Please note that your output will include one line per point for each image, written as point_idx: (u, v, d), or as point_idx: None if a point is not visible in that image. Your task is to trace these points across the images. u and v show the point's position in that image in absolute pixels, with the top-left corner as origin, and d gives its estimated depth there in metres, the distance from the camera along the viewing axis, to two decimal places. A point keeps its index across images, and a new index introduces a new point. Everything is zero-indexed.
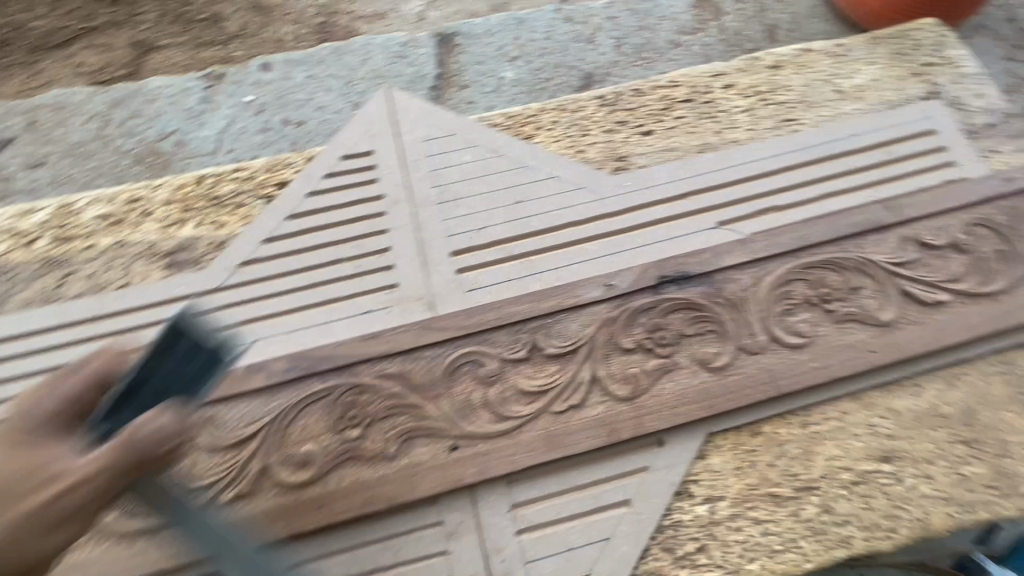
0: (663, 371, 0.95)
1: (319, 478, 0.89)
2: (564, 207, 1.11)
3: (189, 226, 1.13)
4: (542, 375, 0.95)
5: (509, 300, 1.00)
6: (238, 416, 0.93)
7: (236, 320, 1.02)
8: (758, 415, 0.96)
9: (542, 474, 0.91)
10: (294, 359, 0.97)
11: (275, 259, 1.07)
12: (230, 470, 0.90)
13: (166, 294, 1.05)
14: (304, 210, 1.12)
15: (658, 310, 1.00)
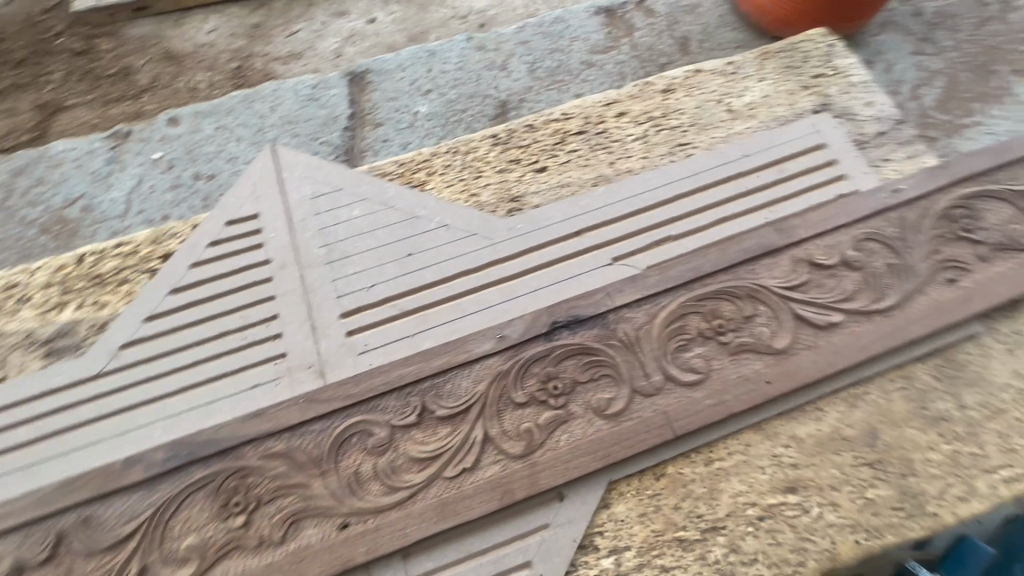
0: (557, 422, 0.93)
1: (202, 573, 0.86)
2: (455, 256, 1.08)
3: (68, 309, 1.09)
4: (433, 440, 0.92)
5: (399, 361, 0.97)
6: (117, 513, 0.90)
7: (115, 408, 0.97)
8: (658, 458, 0.94)
9: (438, 544, 0.88)
10: (174, 446, 0.93)
11: (157, 338, 1.04)
12: (111, 572, 0.87)
13: (41, 386, 1.00)
14: (187, 282, 1.08)
15: (551, 359, 0.97)
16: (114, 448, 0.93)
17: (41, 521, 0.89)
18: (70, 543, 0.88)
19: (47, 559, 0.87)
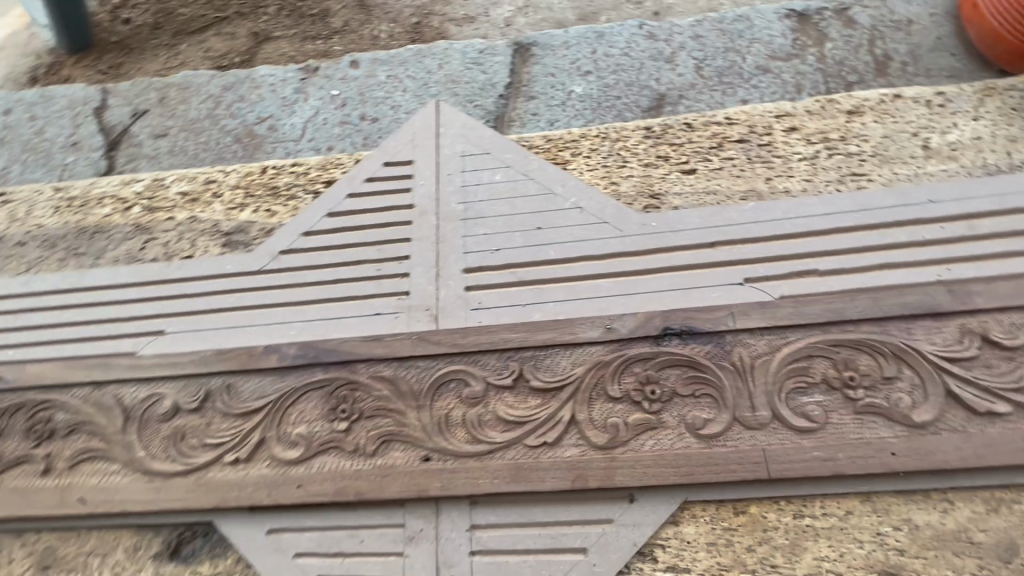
0: (645, 426, 0.92)
1: (305, 460, 0.98)
2: (582, 240, 1.09)
3: (248, 211, 1.27)
4: (522, 407, 0.95)
5: (507, 326, 1.02)
6: (252, 388, 1.04)
7: (267, 303, 1.13)
8: (744, 494, 0.89)
9: (505, 502, 0.92)
10: (304, 347, 1.06)
11: (309, 252, 1.18)
12: (237, 435, 1.01)
13: (218, 269, 1.19)
14: (342, 209, 1.21)
15: (655, 363, 0.95)
16: (259, 336, 1.09)
17: (197, 377, 1.07)
18: (214, 401, 1.05)
19: (195, 409, 1.04)
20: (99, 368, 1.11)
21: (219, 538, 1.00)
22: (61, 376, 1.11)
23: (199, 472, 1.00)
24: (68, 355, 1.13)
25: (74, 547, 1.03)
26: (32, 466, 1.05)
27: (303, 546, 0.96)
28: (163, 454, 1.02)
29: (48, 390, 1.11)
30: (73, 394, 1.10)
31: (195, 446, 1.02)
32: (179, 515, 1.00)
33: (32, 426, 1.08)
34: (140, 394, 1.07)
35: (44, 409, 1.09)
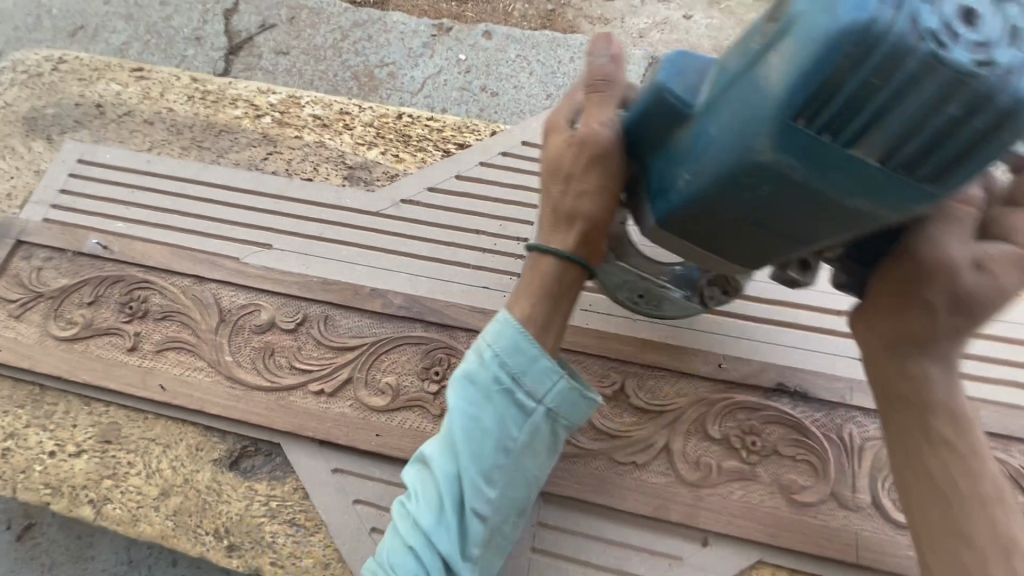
0: (739, 475, 0.90)
1: (388, 410, 0.97)
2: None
3: (376, 151, 1.26)
4: (617, 419, 0.94)
5: (617, 335, 0.99)
6: (350, 325, 1.04)
7: (378, 246, 1.13)
8: (823, 570, 0.86)
9: (578, 508, 0.91)
10: (410, 300, 1.05)
11: (429, 207, 1.17)
12: (327, 366, 1.01)
13: (337, 200, 1.19)
14: (471, 174, 1.20)
15: (761, 414, 0.93)
16: (366, 277, 1.09)
17: (298, 299, 1.07)
18: (310, 327, 1.04)
19: (290, 330, 1.04)
20: (205, 263, 1.11)
21: (281, 461, 1.00)
22: (165, 261, 1.12)
23: (281, 393, 1.00)
24: (176, 243, 1.14)
25: (139, 430, 1.04)
26: (119, 340, 1.06)
27: (363, 494, 0.95)
28: (250, 365, 1.02)
29: (150, 272, 1.12)
30: (174, 282, 1.10)
31: (283, 366, 1.02)
32: (251, 427, 1.00)
33: (127, 301, 1.09)
34: (238, 301, 1.08)
35: (142, 288, 1.10)
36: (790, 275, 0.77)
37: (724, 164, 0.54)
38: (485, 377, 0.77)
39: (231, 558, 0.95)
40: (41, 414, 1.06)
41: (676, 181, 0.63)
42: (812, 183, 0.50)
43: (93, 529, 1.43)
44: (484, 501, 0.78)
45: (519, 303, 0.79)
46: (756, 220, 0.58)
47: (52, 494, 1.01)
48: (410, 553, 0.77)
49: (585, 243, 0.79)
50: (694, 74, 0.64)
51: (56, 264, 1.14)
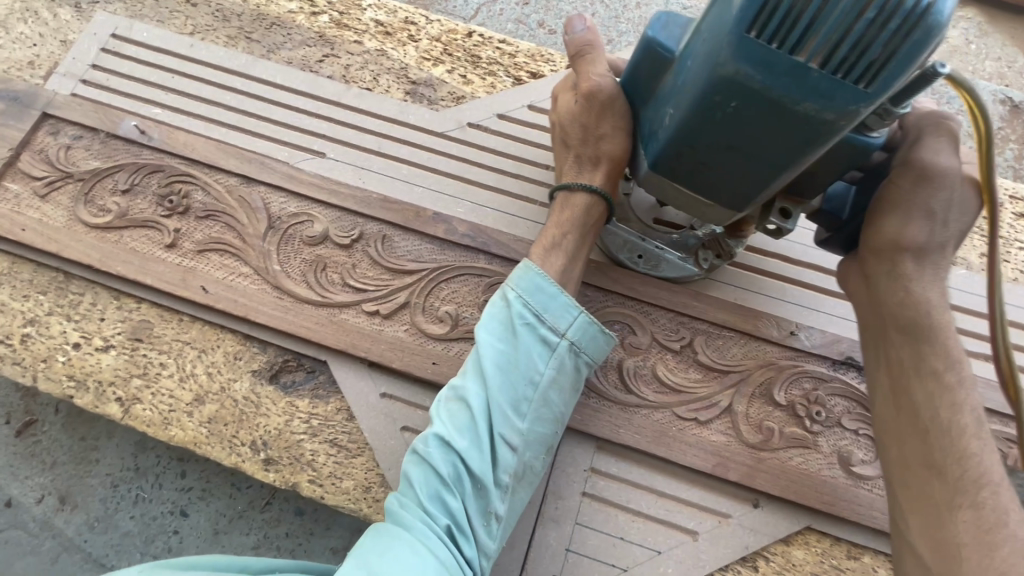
0: (799, 443, 0.89)
1: (445, 339, 0.93)
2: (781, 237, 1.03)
3: (442, 68, 1.17)
4: (682, 375, 0.92)
5: (688, 291, 0.96)
6: (409, 248, 0.98)
7: (441, 169, 1.06)
8: (869, 541, 0.86)
9: (633, 458, 0.90)
10: (475, 229, 1.00)
11: (498, 135, 1.10)
12: (383, 288, 0.95)
13: (399, 115, 1.11)
14: (544, 106, 1.12)
15: (827, 386, 0.92)
16: (428, 200, 1.03)
17: (354, 214, 1.01)
18: (366, 245, 0.98)
19: (345, 246, 0.98)
20: (254, 164, 1.03)
21: (326, 380, 0.96)
22: (210, 157, 1.03)
23: (332, 309, 0.95)
24: (221, 139, 1.05)
25: (173, 331, 0.97)
26: (157, 234, 0.99)
27: (412, 421, 0.91)
28: (300, 277, 0.96)
29: (192, 165, 1.03)
30: (218, 180, 1.02)
31: (335, 283, 0.96)
32: (296, 341, 0.95)
33: (166, 194, 1.01)
34: (289, 209, 1.00)
35: (183, 182, 1.02)
36: (771, 224, 0.77)
37: (696, 92, 0.61)
38: (516, 312, 0.79)
39: (268, 472, 0.91)
40: (65, 304, 0.99)
41: (661, 123, 0.69)
42: (773, 91, 0.56)
43: (99, 432, 1.38)
44: (514, 429, 0.75)
45: (550, 232, 0.87)
46: (733, 146, 0.63)
47: (75, 388, 0.95)
48: (443, 483, 0.71)
49: (608, 177, 0.87)
50: (674, 25, 0.69)
51: (86, 144, 1.04)
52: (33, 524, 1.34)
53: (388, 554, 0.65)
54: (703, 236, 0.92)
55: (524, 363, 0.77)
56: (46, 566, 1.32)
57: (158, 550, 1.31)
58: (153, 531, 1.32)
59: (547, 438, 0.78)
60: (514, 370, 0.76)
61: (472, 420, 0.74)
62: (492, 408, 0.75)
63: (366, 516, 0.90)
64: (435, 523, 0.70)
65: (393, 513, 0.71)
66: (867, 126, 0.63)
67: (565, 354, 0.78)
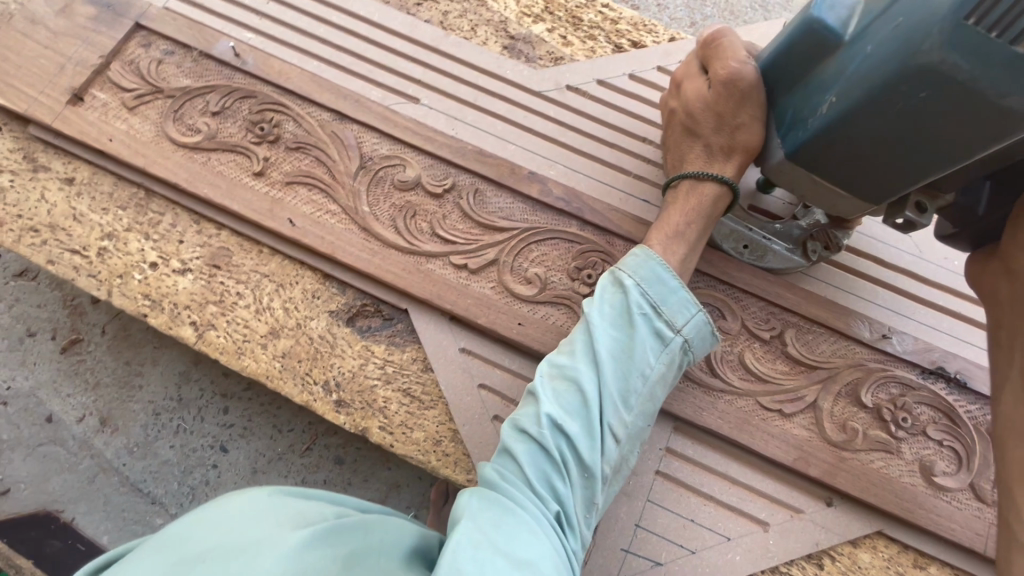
0: (882, 447, 0.87)
1: (532, 301, 0.91)
2: (878, 239, 1.00)
3: (542, 27, 1.14)
4: (769, 365, 0.90)
5: (782, 281, 0.94)
6: (501, 205, 0.96)
7: (536, 130, 1.03)
8: (942, 553, 0.85)
9: (710, 443, 0.88)
10: (569, 194, 0.97)
11: (596, 101, 1.06)
12: (472, 243, 0.93)
13: (497, 69, 1.07)
14: (646, 76, 1.09)
15: (915, 394, 0.89)
16: (522, 159, 1.00)
17: (446, 164, 0.98)
18: (458, 197, 0.96)
19: (436, 195, 0.95)
20: (348, 101, 1.00)
21: (404, 328, 0.94)
22: (304, 88, 1.00)
23: (418, 258, 0.92)
24: (316, 72, 1.02)
25: (253, 262, 0.96)
26: (245, 161, 0.96)
27: (490, 380, 0.90)
28: (389, 221, 0.94)
29: (285, 95, 1.00)
30: (310, 113, 0.99)
31: (424, 231, 0.94)
32: (379, 287, 0.94)
33: (257, 121, 0.98)
34: (381, 151, 0.98)
35: (274, 111, 0.99)
36: (907, 217, 0.73)
37: (875, 81, 0.57)
38: (633, 300, 0.74)
39: (339, 414, 0.90)
40: (145, 221, 0.97)
41: (816, 109, 0.65)
42: (975, 83, 0.52)
43: (144, 358, 1.37)
44: (621, 422, 0.72)
45: (671, 220, 0.81)
46: (902, 140, 0.59)
47: (150, 307, 0.93)
48: (553, 466, 0.67)
49: (739, 167, 0.81)
50: (842, 4, 0.64)
51: (178, 61, 1.01)
52: (71, 442, 1.33)
53: (499, 530, 0.60)
54: (808, 226, 0.91)
55: (638, 354, 0.73)
56: (81, 485, 1.31)
57: (195, 482, 1.31)
58: (192, 463, 1.32)
59: (645, 432, 0.75)
60: (626, 359, 0.73)
61: (584, 405, 0.70)
62: (604, 397, 0.71)
63: (433, 469, 0.89)
64: (539, 506, 0.65)
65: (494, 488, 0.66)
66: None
67: (675, 348, 0.75)
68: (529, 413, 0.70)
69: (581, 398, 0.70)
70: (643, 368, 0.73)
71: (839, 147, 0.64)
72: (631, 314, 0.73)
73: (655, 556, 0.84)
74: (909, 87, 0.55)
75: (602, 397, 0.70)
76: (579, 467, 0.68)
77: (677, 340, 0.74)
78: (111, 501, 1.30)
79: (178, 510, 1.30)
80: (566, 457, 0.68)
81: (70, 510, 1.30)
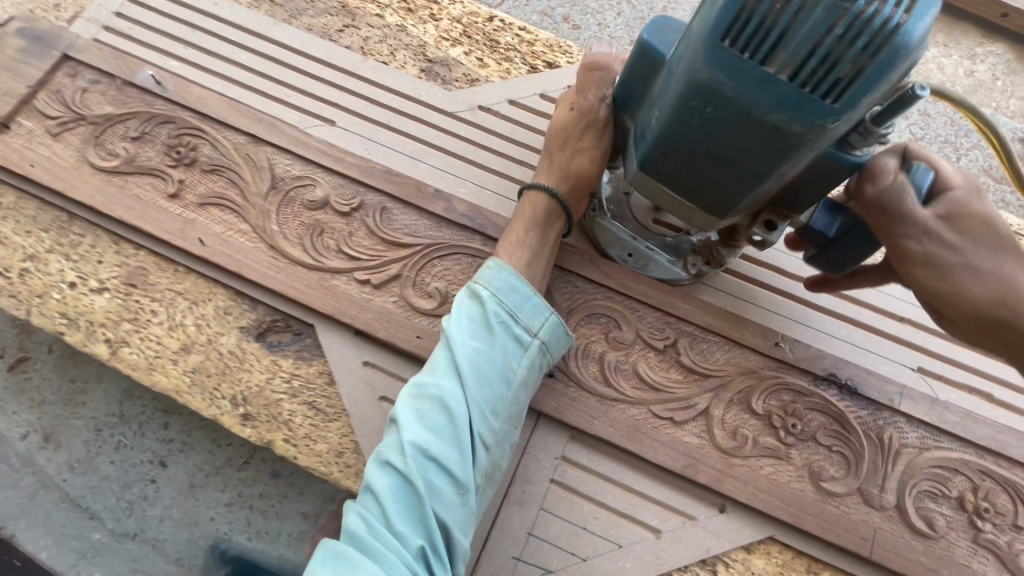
0: (771, 453, 0.89)
1: (432, 315, 0.94)
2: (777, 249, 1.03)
3: (459, 50, 1.18)
4: (663, 374, 0.92)
5: (677, 292, 0.96)
6: (407, 222, 0.99)
7: (446, 149, 1.06)
8: (831, 558, 0.86)
9: (604, 451, 0.90)
10: (473, 210, 1.00)
11: (507, 121, 1.10)
12: (376, 258, 0.97)
13: (412, 91, 1.11)
14: (557, 96, 1.13)
15: (806, 400, 0.91)
16: (431, 177, 1.04)
17: (356, 183, 1.01)
18: (365, 215, 0.99)
19: (344, 213, 0.99)
20: (263, 124, 1.04)
21: (311, 343, 0.97)
22: (222, 113, 1.04)
23: (324, 274, 0.96)
24: (234, 97, 1.06)
25: (167, 280, 0.98)
26: (161, 183, 1.00)
27: (391, 392, 0.93)
28: (297, 240, 0.97)
29: (204, 120, 1.04)
30: (227, 137, 1.04)
31: (330, 248, 0.97)
32: (287, 302, 0.97)
33: (175, 145, 1.02)
34: (293, 172, 1.02)
35: (192, 136, 1.03)
36: (757, 234, 0.81)
37: (676, 98, 0.63)
38: (492, 312, 0.80)
39: (245, 426, 0.93)
40: (65, 243, 1.00)
41: (648, 121, 0.70)
42: (746, 100, 0.58)
43: (88, 375, 1.40)
44: (487, 434, 0.75)
45: (513, 228, 0.90)
46: (710, 152, 0.65)
47: (66, 326, 0.96)
48: (416, 499, 0.69)
49: (571, 189, 0.90)
50: (671, 29, 0.69)
51: (103, 89, 1.06)
52: (14, 459, 1.36)
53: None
54: (698, 241, 0.95)
55: (499, 368, 0.77)
56: (23, 501, 1.34)
57: (133, 497, 1.34)
58: (132, 478, 1.35)
59: (512, 436, 0.80)
60: (488, 374, 0.77)
61: (447, 426, 0.72)
62: (466, 415, 0.74)
63: (335, 480, 0.91)
64: (400, 539, 0.67)
65: (355, 539, 0.67)
66: (850, 144, 0.66)
67: (534, 358, 0.81)
68: (392, 446, 0.72)
69: (445, 418, 0.73)
70: (504, 381, 0.78)
71: (675, 160, 0.69)
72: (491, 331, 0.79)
73: (546, 564, 0.85)
74: (704, 103, 0.60)
75: (465, 417, 0.73)
76: (446, 492, 0.71)
77: (536, 343, 0.81)
78: (51, 517, 1.33)
79: (115, 525, 1.32)
80: (431, 480, 0.70)
81: (10, 526, 1.32)
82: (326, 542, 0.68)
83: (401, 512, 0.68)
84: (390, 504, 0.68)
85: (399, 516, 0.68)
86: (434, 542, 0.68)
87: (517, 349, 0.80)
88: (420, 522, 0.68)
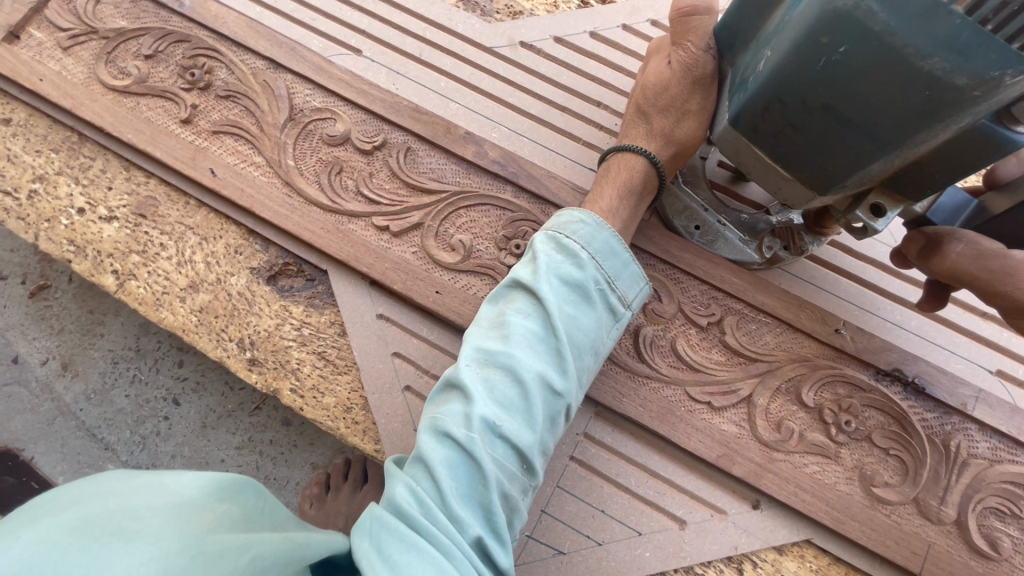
0: (818, 450, 0.80)
1: (454, 269, 0.86)
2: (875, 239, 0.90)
3: None
4: (703, 354, 0.83)
5: (727, 264, 0.85)
6: (433, 166, 0.91)
7: (482, 88, 0.96)
8: (873, 569, 0.78)
9: (631, 432, 0.83)
10: (506, 157, 0.90)
11: (550, 60, 0.98)
12: (397, 204, 0.88)
13: (447, 20, 0.99)
14: (608, 35, 1.00)
15: (865, 396, 0.81)
16: (462, 118, 0.94)
17: (379, 120, 0.92)
18: (388, 155, 0.91)
19: (365, 152, 0.91)
20: (283, 48, 0.95)
21: (324, 291, 0.90)
22: (240, 34, 0.95)
23: (340, 217, 0.89)
24: (254, 17, 0.97)
25: (178, 212, 0.92)
26: (173, 107, 0.94)
27: (405, 348, 0.86)
28: (313, 177, 0.90)
29: (220, 40, 0.96)
30: (244, 61, 0.95)
31: (349, 190, 0.90)
32: (300, 245, 0.90)
33: (189, 67, 0.95)
34: (313, 104, 0.93)
35: (208, 57, 0.95)
36: (857, 218, 0.66)
37: (801, 31, 0.52)
38: (589, 274, 0.67)
39: (251, 372, 0.87)
40: (75, 166, 0.94)
41: (756, 67, 0.60)
42: (894, 37, 0.47)
43: (107, 308, 1.38)
44: (565, 411, 0.65)
45: (605, 193, 0.77)
46: (829, 105, 0.54)
47: (74, 253, 0.92)
48: (480, 478, 0.57)
49: (672, 157, 0.78)
50: None
51: (117, 1, 0.98)
52: (34, 384, 1.37)
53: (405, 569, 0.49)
54: (777, 223, 0.84)
55: (586, 338, 0.66)
56: (43, 427, 1.35)
57: (148, 432, 1.34)
58: (146, 413, 1.34)
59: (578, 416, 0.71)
60: (573, 342, 0.65)
61: (527, 397, 0.61)
62: (549, 387, 0.62)
63: (342, 435, 0.86)
64: (456, 523, 0.55)
65: (404, 515, 0.54)
66: (1014, 117, 0.51)
67: (616, 330, 0.70)
68: (452, 415, 0.59)
69: (524, 388, 0.60)
70: (587, 351, 0.66)
71: (777, 111, 0.58)
72: (585, 294, 0.67)
73: (558, 545, 0.79)
74: (839, 35, 0.50)
75: (547, 389, 0.62)
76: (511, 472, 0.60)
77: (624, 315, 0.70)
78: (68, 444, 1.34)
79: (129, 458, 1.33)
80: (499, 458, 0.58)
81: (30, 449, 1.34)
82: (364, 511, 0.55)
83: (460, 492, 0.57)
84: (449, 480, 0.56)
85: (458, 496, 0.56)
86: (492, 529, 0.57)
87: (606, 315, 0.69)
88: (479, 505, 0.57)
